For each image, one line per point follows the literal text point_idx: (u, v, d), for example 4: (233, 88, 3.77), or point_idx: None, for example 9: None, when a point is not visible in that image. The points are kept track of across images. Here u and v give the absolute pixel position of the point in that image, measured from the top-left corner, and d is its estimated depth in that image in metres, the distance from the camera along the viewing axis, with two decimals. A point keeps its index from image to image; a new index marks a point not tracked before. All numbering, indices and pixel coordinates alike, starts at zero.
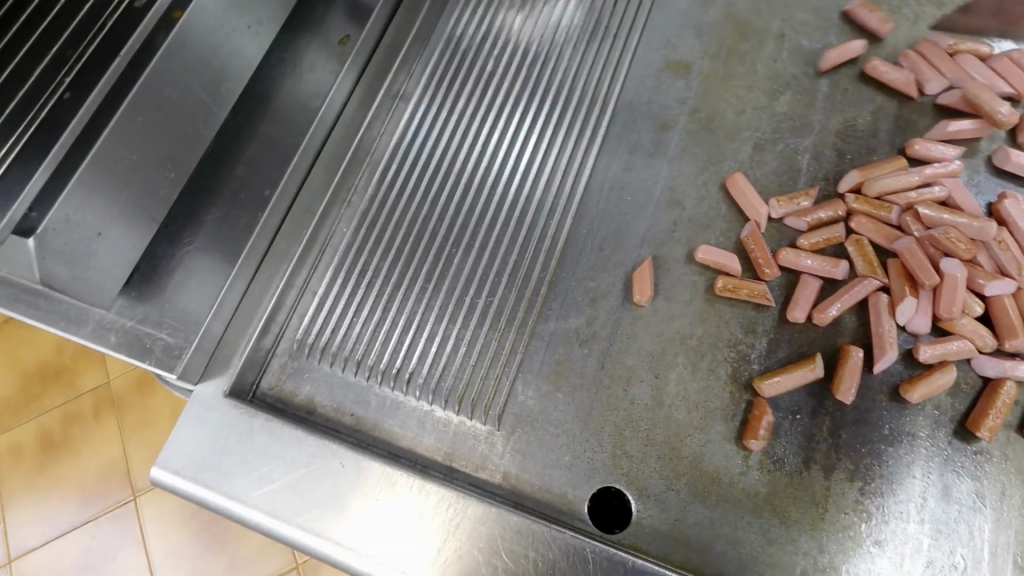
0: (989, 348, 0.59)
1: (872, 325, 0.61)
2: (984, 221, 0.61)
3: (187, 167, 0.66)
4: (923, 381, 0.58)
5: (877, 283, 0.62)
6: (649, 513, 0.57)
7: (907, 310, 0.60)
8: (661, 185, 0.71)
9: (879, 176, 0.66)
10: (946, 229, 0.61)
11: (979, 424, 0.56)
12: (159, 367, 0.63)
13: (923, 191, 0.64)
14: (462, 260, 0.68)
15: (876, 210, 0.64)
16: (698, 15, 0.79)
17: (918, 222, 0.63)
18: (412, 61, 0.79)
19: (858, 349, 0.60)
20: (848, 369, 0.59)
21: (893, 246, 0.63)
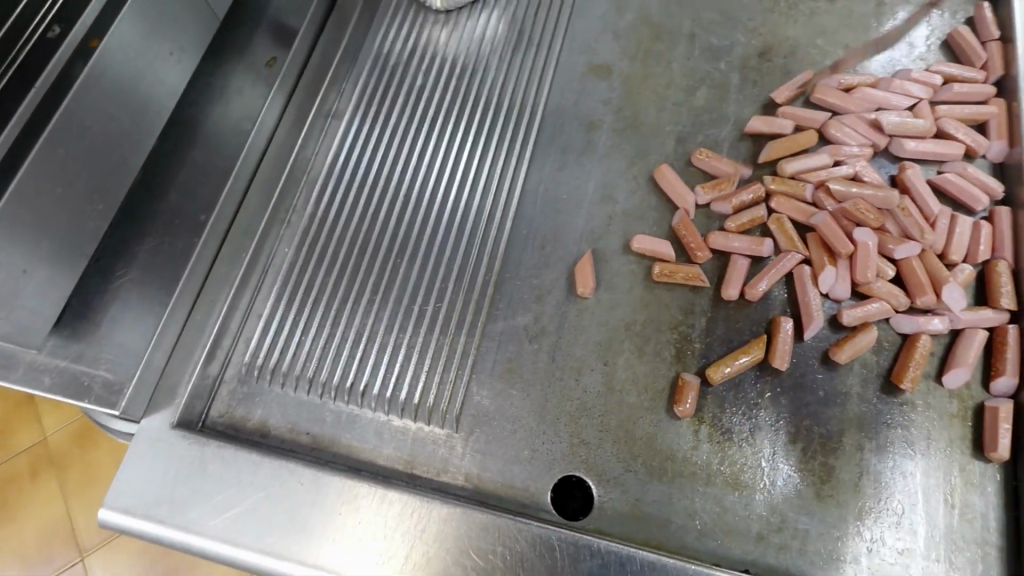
0: (904, 307, 0.64)
1: (799, 296, 0.65)
2: (887, 191, 0.66)
3: (116, 198, 0.65)
4: (849, 343, 0.62)
5: (799, 256, 0.66)
6: (610, 496, 0.59)
7: (828, 279, 0.64)
8: (593, 182, 0.73)
9: (792, 158, 0.70)
10: (855, 202, 0.66)
11: (902, 377, 0.61)
12: (98, 405, 0.61)
13: (833, 169, 0.69)
14: (408, 270, 0.69)
15: (793, 190, 0.69)
16: (614, 20, 0.83)
17: (830, 198, 0.68)
18: (342, 79, 0.80)
19: (788, 320, 0.63)
20: (780, 339, 0.63)
21: (810, 222, 0.67)
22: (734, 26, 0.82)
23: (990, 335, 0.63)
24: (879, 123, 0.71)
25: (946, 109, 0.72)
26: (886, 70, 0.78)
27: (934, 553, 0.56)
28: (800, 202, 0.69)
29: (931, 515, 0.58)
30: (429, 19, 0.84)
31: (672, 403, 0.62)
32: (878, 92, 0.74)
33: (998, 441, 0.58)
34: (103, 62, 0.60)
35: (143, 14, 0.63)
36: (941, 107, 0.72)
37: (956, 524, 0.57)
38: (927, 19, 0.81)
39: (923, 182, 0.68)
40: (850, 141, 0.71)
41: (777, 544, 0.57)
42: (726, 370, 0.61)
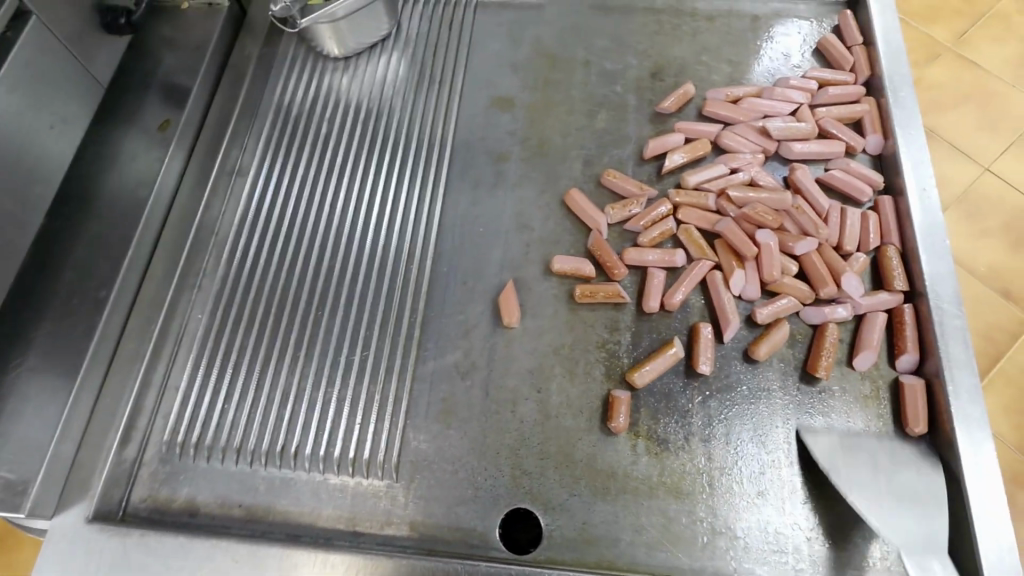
0: (809, 300, 0.67)
1: (714, 300, 0.67)
2: (782, 193, 0.70)
3: (4, 283, 0.61)
4: (765, 339, 0.65)
5: (710, 262, 0.69)
6: (558, 524, 0.59)
7: (738, 281, 0.68)
8: (508, 212, 0.74)
9: (692, 171, 0.74)
10: (755, 206, 0.69)
11: (816, 366, 0.64)
12: (0, 509, 0.56)
13: (730, 177, 0.73)
14: (330, 322, 0.68)
15: (697, 199, 0.72)
16: (512, 54, 0.85)
17: (732, 203, 0.71)
18: (244, 136, 0.78)
19: (707, 325, 0.66)
20: (701, 344, 0.65)
21: (716, 229, 0.71)
22: (625, 50, 0.85)
23: (889, 315, 0.68)
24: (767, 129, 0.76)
25: (824, 111, 0.78)
26: (767, 80, 0.83)
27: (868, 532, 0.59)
28: (704, 211, 0.72)
29: None
30: (327, 67, 0.84)
31: (606, 418, 0.63)
32: (762, 100, 0.78)
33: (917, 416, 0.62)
34: None
35: (16, 90, 0.60)
36: (820, 109, 0.78)
37: None
38: (797, 29, 0.87)
39: (812, 182, 0.73)
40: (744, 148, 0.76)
41: (722, 547, 0.58)
42: (646, 372, 0.63)
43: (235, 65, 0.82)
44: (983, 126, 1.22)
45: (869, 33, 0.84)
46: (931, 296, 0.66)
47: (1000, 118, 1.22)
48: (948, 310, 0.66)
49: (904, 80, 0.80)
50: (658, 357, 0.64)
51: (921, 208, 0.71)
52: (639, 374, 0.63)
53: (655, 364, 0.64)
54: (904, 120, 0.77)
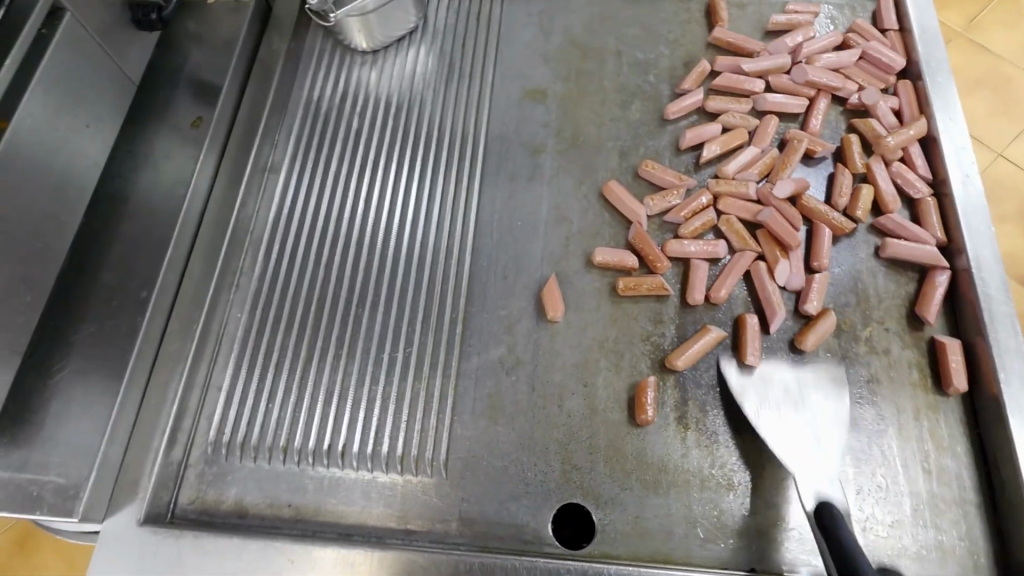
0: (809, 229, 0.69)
1: (759, 290, 0.67)
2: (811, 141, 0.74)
3: (45, 286, 0.60)
4: (811, 331, 0.64)
5: (752, 253, 0.68)
6: (611, 518, 0.59)
7: (783, 271, 0.67)
8: (546, 205, 0.74)
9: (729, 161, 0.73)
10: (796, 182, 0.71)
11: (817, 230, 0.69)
12: (52, 513, 0.56)
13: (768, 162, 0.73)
14: (371, 319, 0.67)
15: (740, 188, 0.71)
16: (542, 45, 0.84)
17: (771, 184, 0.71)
18: (275, 131, 0.77)
19: (752, 317, 0.65)
20: (749, 333, 0.64)
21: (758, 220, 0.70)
22: (656, 39, 0.85)
23: (919, 290, 0.68)
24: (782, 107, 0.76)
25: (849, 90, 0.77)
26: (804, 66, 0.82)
27: (921, 521, 0.59)
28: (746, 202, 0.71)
29: (912, 483, 0.60)
30: (356, 60, 0.83)
31: (633, 414, 0.63)
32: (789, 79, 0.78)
33: (954, 374, 0.63)
34: (14, 144, 0.55)
35: (53, 88, 0.59)
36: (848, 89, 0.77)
37: (935, 487, 0.60)
38: (830, 14, 0.86)
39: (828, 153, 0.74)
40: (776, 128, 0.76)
41: (776, 539, 0.58)
42: (686, 355, 0.63)
43: (263, 59, 0.81)
44: (1001, 110, 1.21)
45: (903, 18, 0.83)
46: (978, 282, 0.66)
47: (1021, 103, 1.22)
48: (996, 296, 0.66)
49: (942, 65, 0.79)
50: (696, 339, 0.64)
51: (964, 193, 0.71)
52: (678, 356, 0.63)
53: (693, 346, 0.64)
54: (943, 104, 0.76)
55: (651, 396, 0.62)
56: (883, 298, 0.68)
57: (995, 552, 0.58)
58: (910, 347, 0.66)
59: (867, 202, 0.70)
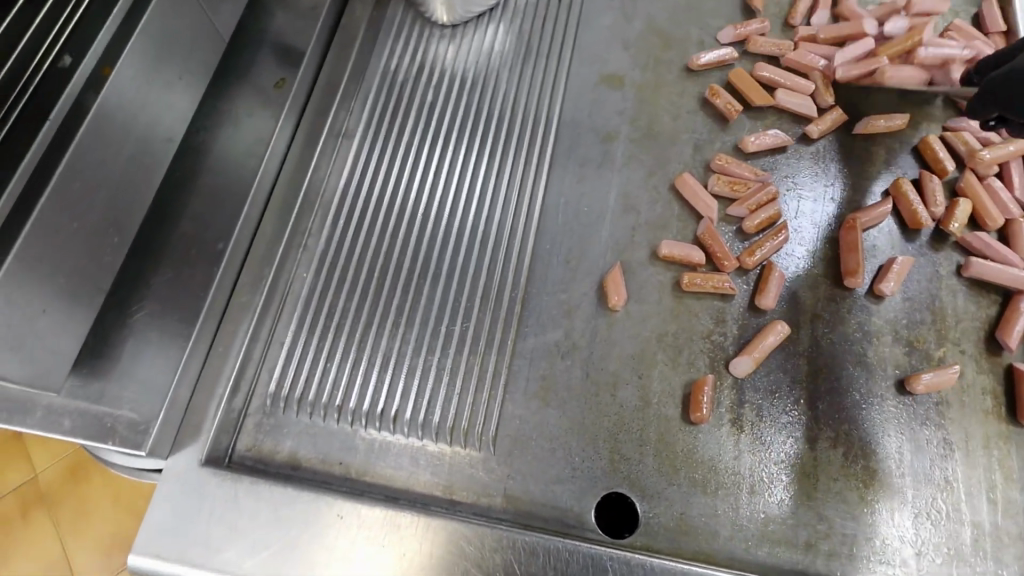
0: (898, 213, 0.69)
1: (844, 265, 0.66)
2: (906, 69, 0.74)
3: (130, 229, 0.63)
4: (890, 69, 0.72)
5: None
6: (656, 512, 0.58)
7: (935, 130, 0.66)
8: (614, 193, 0.73)
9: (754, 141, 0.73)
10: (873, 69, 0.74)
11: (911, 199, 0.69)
12: (122, 446, 0.58)
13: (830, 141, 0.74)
14: (432, 290, 0.68)
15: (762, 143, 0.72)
16: (622, 31, 0.83)
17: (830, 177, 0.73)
18: (351, 99, 0.78)
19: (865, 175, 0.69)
20: (772, 282, 0.65)
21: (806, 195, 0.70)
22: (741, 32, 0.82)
23: (1002, 313, 0.66)
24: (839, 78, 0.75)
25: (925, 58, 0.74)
26: None
27: (981, 552, 0.56)
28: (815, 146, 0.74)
29: (975, 513, 0.58)
30: (434, 34, 0.83)
31: (688, 411, 0.62)
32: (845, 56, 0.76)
33: None
34: (115, 90, 0.58)
35: (153, 40, 0.61)
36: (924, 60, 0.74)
37: (999, 520, 0.58)
38: None
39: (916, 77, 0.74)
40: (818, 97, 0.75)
41: (825, 551, 0.57)
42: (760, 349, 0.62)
43: (346, 27, 0.81)
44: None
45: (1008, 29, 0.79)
46: None
47: None
48: None
49: None
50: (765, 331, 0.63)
51: None
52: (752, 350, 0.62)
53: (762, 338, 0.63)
54: None
55: (708, 395, 0.61)
56: (959, 318, 0.66)
57: None
58: (985, 372, 0.63)
59: (965, 213, 0.68)
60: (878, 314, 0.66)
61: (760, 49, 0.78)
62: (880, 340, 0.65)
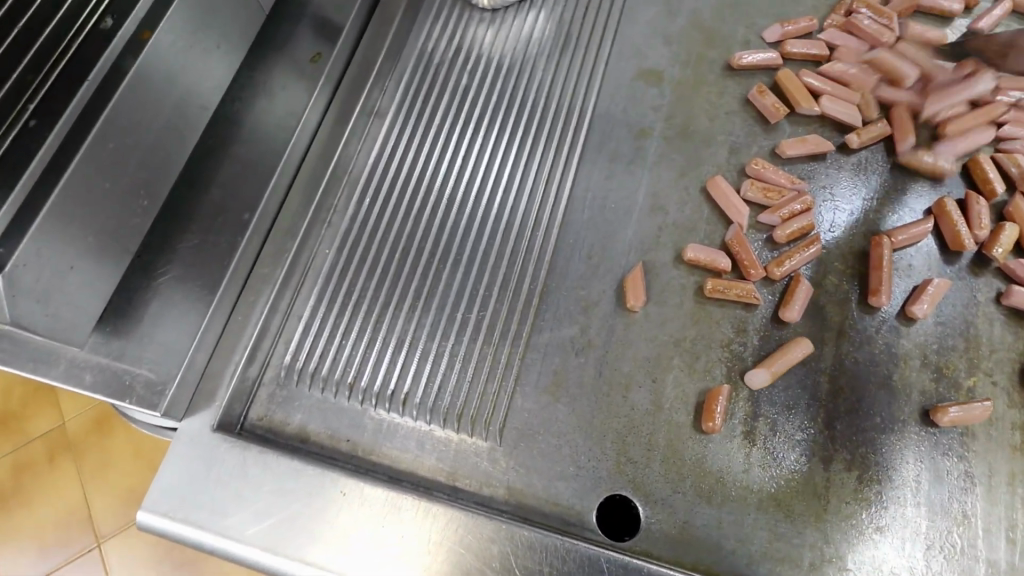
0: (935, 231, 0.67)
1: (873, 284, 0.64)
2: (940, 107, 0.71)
3: (160, 193, 0.64)
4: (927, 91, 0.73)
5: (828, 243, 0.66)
6: (658, 518, 0.57)
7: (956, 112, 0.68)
8: (643, 191, 0.72)
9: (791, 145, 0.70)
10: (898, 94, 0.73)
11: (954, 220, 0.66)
12: (139, 405, 0.60)
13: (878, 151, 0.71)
14: (451, 276, 0.68)
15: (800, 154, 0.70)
16: (665, 25, 0.81)
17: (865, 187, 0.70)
18: (385, 78, 0.78)
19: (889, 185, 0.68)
20: (798, 295, 0.63)
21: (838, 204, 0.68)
22: None
23: None
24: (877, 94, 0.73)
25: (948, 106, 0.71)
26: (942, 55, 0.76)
27: None
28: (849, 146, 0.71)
29: (991, 551, 0.56)
30: (473, 17, 0.82)
31: (700, 419, 0.61)
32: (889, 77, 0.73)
33: None
34: (154, 55, 0.58)
35: (193, 7, 0.62)
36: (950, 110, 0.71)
37: (1017, 561, 0.55)
38: None
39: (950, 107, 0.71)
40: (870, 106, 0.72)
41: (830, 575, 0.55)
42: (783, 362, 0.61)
43: (385, 5, 0.81)
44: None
45: None
46: None
47: None
48: None
49: None
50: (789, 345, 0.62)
51: None
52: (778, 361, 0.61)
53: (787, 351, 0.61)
54: None
55: (722, 405, 0.60)
56: (993, 348, 0.63)
57: None
58: (1016, 407, 0.61)
59: (1011, 239, 0.65)
60: (907, 337, 0.63)
61: (800, 50, 0.75)
62: (907, 364, 0.62)
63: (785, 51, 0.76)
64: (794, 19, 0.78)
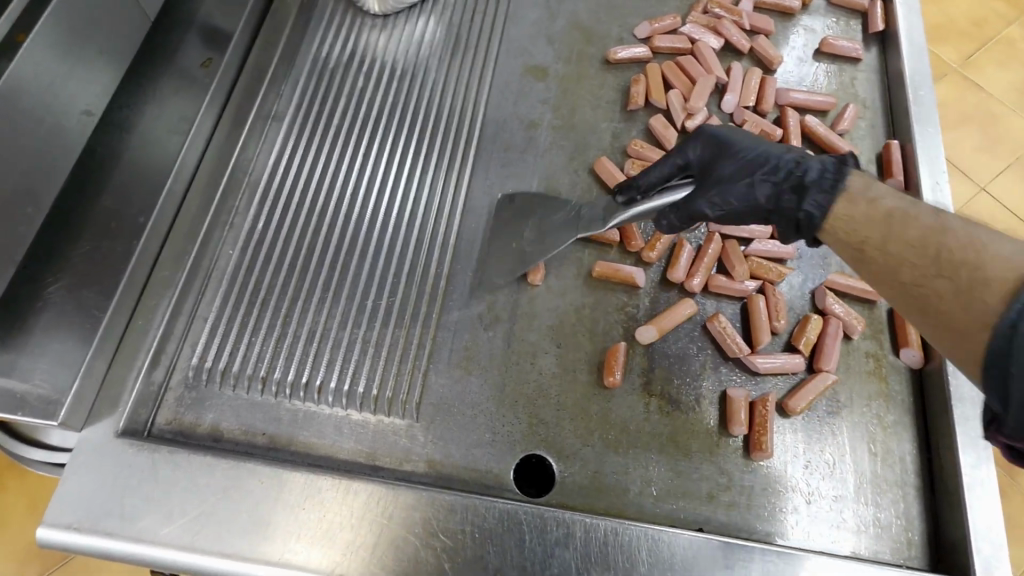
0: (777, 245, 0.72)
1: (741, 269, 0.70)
2: (764, 123, 0.78)
3: (46, 202, 0.63)
4: (765, 93, 0.81)
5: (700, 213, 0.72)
6: (570, 471, 0.61)
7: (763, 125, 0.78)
8: (537, 177, 0.77)
9: (656, 123, 0.78)
10: (743, 90, 0.80)
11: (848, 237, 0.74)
12: (33, 416, 0.58)
13: None
14: (358, 266, 0.69)
15: (665, 135, 0.77)
16: (547, 26, 0.87)
17: None
18: (281, 82, 0.79)
19: None
20: (680, 256, 0.70)
21: None
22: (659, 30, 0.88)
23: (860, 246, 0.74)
24: (727, 84, 0.81)
25: (761, 121, 0.78)
26: (789, 49, 0.87)
27: (863, 498, 0.61)
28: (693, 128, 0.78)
29: (859, 463, 0.63)
30: (366, 23, 0.86)
31: (602, 376, 0.66)
32: (738, 77, 0.81)
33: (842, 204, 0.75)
34: (31, 59, 0.57)
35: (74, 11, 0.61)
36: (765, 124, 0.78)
37: (880, 468, 0.63)
38: (825, 23, 0.89)
39: (768, 126, 0.78)
40: (730, 88, 0.80)
41: (724, 503, 0.61)
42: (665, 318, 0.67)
43: (276, 12, 0.83)
44: (975, 158, 1.34)
45: (894, 35, 0.87)
46: None
47: (995, 141, 1.36)
48: None
49: (927, 79, 0.83)
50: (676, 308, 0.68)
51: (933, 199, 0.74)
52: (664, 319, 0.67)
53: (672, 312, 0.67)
54: (922, 117, 0.80)
55: (620, 359, 0.65)
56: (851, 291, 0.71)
57: (929, 533, 0.61)
58: (869, 338, 0.69)
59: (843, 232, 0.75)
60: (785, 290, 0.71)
61: (667, 43, 0.84)
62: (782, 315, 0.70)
63: (654, 45, 0.84)
64: (661, 18, 0.86)
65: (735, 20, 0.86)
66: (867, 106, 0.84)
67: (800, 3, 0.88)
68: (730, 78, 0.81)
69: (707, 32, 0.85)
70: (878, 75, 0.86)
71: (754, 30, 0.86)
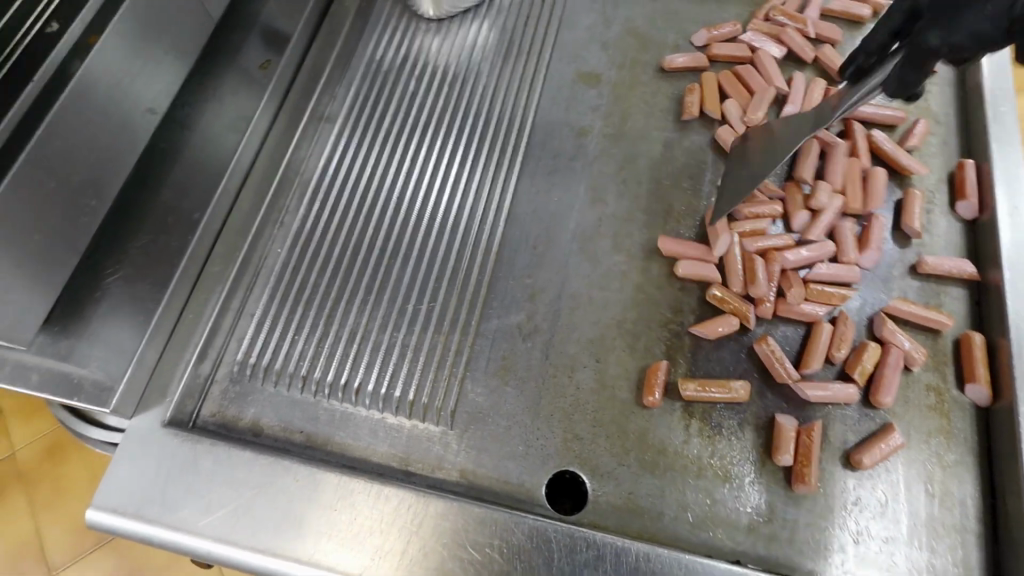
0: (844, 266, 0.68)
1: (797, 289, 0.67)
2: (828, 136, 0.75)
3: (109, 195, 0.65)
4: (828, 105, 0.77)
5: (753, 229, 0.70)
6: (604, 491, 0.60)
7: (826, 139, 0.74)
8: (584, 186, 0.75)
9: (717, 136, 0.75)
10: (805, 102, 0.77)
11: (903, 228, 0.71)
12: (87, 401, 0.61)
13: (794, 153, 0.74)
14: (401, 269, 0.70)
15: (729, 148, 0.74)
16: (601, 32, 0.86)
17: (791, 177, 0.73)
18: (336, 83, 0.81)
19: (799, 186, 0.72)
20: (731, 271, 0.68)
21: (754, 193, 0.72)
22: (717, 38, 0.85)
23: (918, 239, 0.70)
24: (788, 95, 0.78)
25: (824, 135, 0.75)
26: None
27: (917, 541, 0.58)
28: None
29: (913, 503, 0.59)
30: (421, 26, 0.86)
31: (641, 394, 0.64)
32: (800, 88, 0.78)
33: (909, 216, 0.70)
34: (101, 59, 0.60)
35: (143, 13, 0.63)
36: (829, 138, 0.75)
37: (937, 511, 0.59)
38: None
39: (831, 140, 0.75)
40: (791, 99, 0.77)
41: (764, 536, 0.58)
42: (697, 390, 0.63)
43: (334, 15, 0.84)
44: None
45: None
46: (1012, 319, 0.64)
47: None
48: None
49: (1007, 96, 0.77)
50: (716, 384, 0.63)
51: (1011, 224, 0.69)
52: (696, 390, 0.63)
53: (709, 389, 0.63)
54: (1000, 136, 0.75)
55: (660, 379, 0.63)
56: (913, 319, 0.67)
57: None
58: (931, 371, 0.65)
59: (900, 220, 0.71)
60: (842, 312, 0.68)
61: (725, 51, 0.81)
62: None
63: (712, 53, 0.81)
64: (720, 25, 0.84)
65: (798, 28, 0.82)
66: (939, 122, 0.79)
67: (870, 11, 0.84)
68: (791, 89, 0.78)
69: (769, 39, 0.82)
70: (954, 89, 0.81)
71: (819, 39, 0.83)
